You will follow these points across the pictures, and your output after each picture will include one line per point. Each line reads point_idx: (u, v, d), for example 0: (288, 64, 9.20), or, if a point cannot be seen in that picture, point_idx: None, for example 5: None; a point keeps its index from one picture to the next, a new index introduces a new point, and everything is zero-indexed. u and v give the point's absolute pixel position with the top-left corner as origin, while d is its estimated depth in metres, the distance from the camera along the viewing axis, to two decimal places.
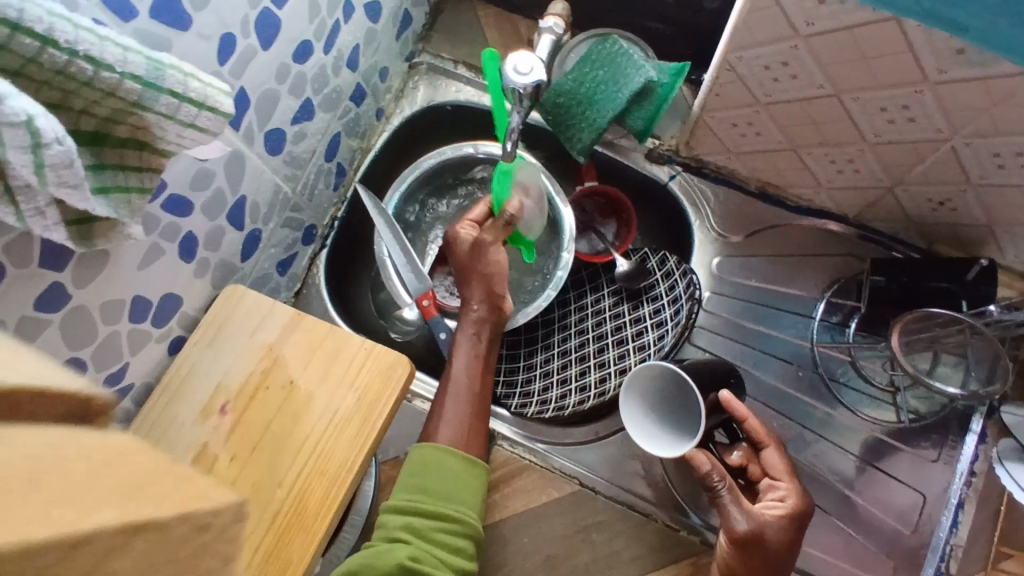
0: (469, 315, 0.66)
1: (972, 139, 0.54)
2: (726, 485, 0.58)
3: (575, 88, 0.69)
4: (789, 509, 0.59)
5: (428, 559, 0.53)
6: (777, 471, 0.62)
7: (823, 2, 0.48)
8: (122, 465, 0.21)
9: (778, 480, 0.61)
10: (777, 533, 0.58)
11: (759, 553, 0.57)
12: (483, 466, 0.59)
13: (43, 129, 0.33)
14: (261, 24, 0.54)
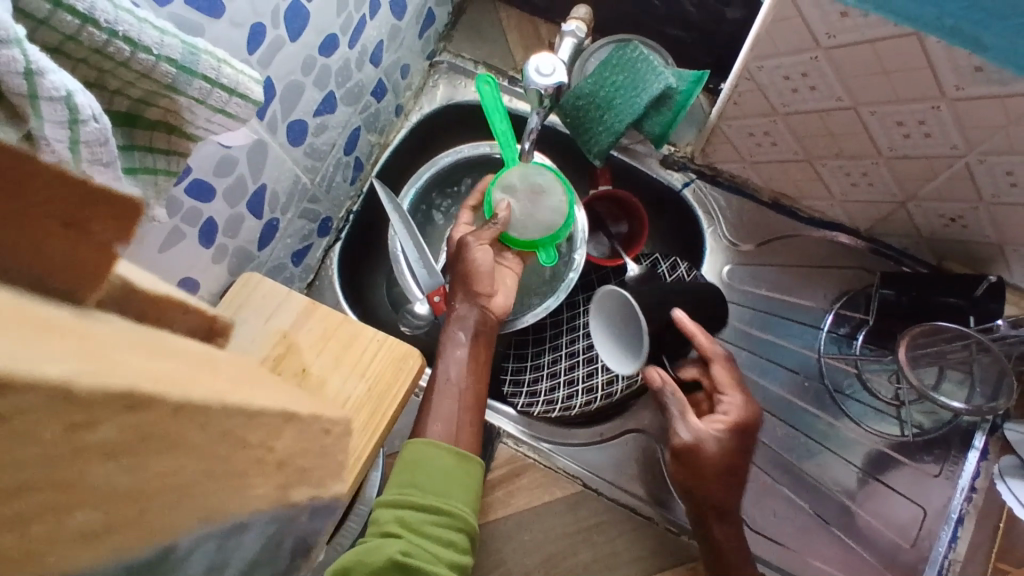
0: (456, 317, 0.66)
1: (987, 156, 0.54)
2: (676, 399, 0.61)
3: (595, 91, 0.70)
4: (731, 423, 0.62)
5: (422, 554, 0.48)
6: (720, 385, 0.64)
7: (846, 15, 0.49)
8: (175, 364, 0.21)
9: (723, 395, 0.63)
10: (720, 454, 0.61)
11: (698, 465, 0.61)
12: (477, 460, 0.54)
13: (80, 106, 0.31)
14: (291, 15, 0.55)
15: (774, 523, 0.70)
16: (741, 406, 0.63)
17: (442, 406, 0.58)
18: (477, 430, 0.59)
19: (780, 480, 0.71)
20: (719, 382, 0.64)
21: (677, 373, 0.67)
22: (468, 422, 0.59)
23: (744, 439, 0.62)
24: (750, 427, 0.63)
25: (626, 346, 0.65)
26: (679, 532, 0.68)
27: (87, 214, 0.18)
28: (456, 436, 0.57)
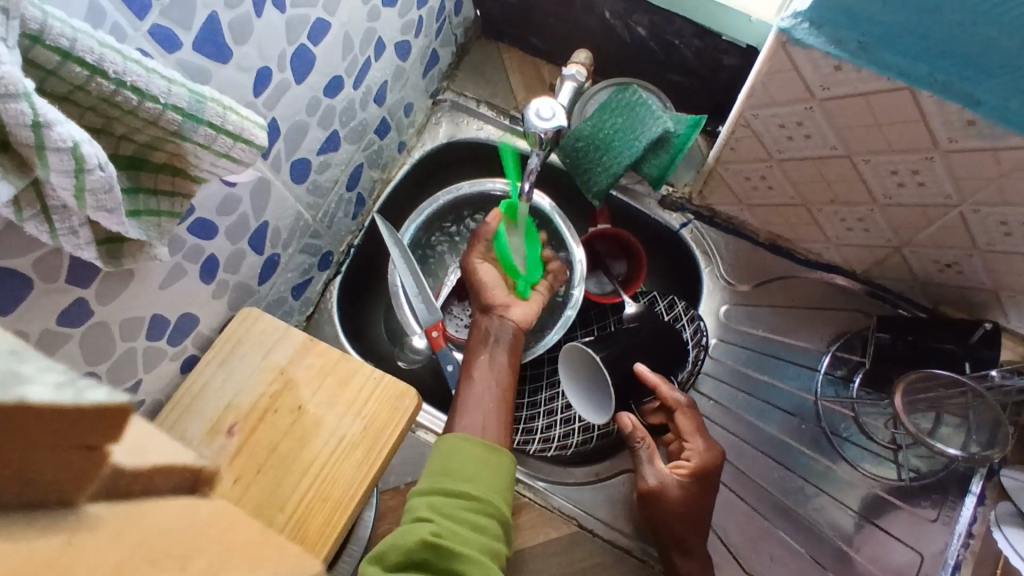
0: (480, 333, 0.68)
1: (981, 206, 0.55)
2: (646, 445, 0.64)
3: (594, 133, 0.71)
4: (693, 469, 0.63)
5: (452, 535, 0.49)
6: (682, 430, 0.65)
7: (840, 69, 0.50)
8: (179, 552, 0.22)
9: (687, 441, 0.65)
10: (682, 497, 0.63)
11: (661, 508, 0.63)
12: (507, 452, 0.56)
13: (87, 156, 0.34)
14: (297, 59, 0.56)
15: (770, 567, 0.69)
16: (704, 452, 0.64)
17: (468, 406, 0.60)
18: (503, 424, 0.60)
19: (776, 522, 0.71)
20: (680, 428, 0.65)
21: (645, 418, 0.69)
22: (495, 417, 0.60)
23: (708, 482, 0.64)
24: (714, 473, 0.64)
25: (594, 397, 0.68)
26: None
27: (91, 434, 0.17)
28: (483, 429, 0.59)
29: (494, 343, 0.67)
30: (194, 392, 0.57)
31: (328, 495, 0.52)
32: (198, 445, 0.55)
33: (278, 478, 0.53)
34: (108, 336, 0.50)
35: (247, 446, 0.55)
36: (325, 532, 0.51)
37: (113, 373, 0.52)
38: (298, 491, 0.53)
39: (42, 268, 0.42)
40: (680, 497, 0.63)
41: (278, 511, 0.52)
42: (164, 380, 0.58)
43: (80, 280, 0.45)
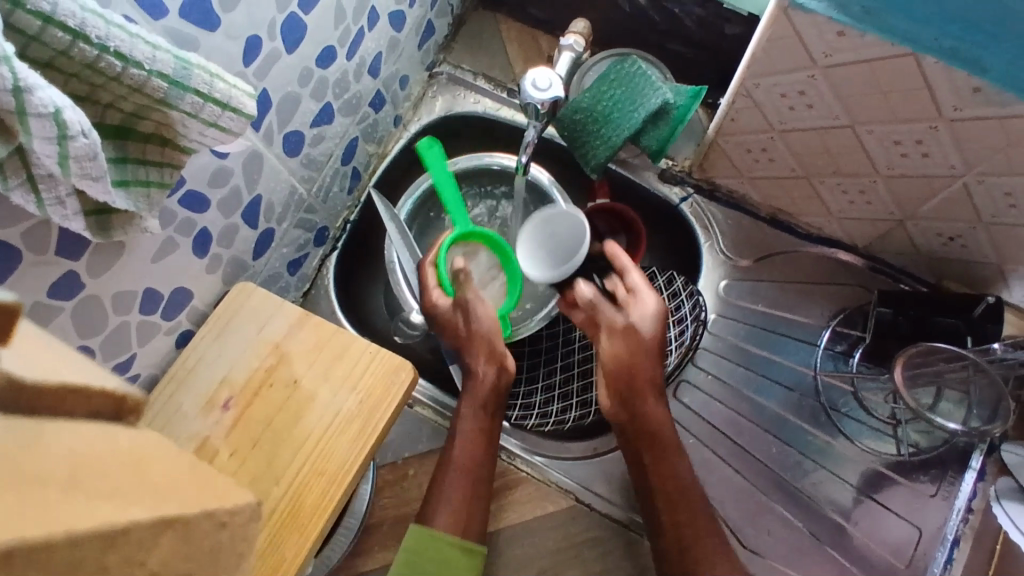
0: (471, 394, 0.65)
1: (986, 176, 0.54)
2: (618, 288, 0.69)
3: (592, 105, 0.69)
4: (657, 313, 0.66)
5: None
6: (625, 323, 0.66)
7: (843, 35, 0.49)
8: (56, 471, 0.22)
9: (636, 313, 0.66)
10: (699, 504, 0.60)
11: (640, 402, 0.64)
12: (481, 553, 0.55)
13: (70, 122, 0.33)
14: (288, 28, 0.55)
15: (769, 541, 0.69)
16: (653, 322, 0.66)
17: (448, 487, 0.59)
18: (480, 499, 0.59)
19: (775, 498, 0.71)
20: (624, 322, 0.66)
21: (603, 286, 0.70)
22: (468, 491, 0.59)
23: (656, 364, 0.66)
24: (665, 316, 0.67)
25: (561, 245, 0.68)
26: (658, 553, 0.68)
27: None
28: (466, 517, 0.58)
29: (482, 408, 0.64)
30: (189, 367, 0.57)
31: (324, 469, 0.52)
32: (194, 419, 0.55)
33: (272, 452, 0.53)
34: (100, 310, 0.50)
35: (244, 419, 0.54)
36: (321, 505, 0.51)
37: (107, 347, 0.52)
38: (293, 464, 0.52)
39: (31, 240, 0.42)
40: (650, 337, 0.66)
41: (274, 483, 0.52)
42: (160, 355, 0.58)
43: (70, 253, 0.45)
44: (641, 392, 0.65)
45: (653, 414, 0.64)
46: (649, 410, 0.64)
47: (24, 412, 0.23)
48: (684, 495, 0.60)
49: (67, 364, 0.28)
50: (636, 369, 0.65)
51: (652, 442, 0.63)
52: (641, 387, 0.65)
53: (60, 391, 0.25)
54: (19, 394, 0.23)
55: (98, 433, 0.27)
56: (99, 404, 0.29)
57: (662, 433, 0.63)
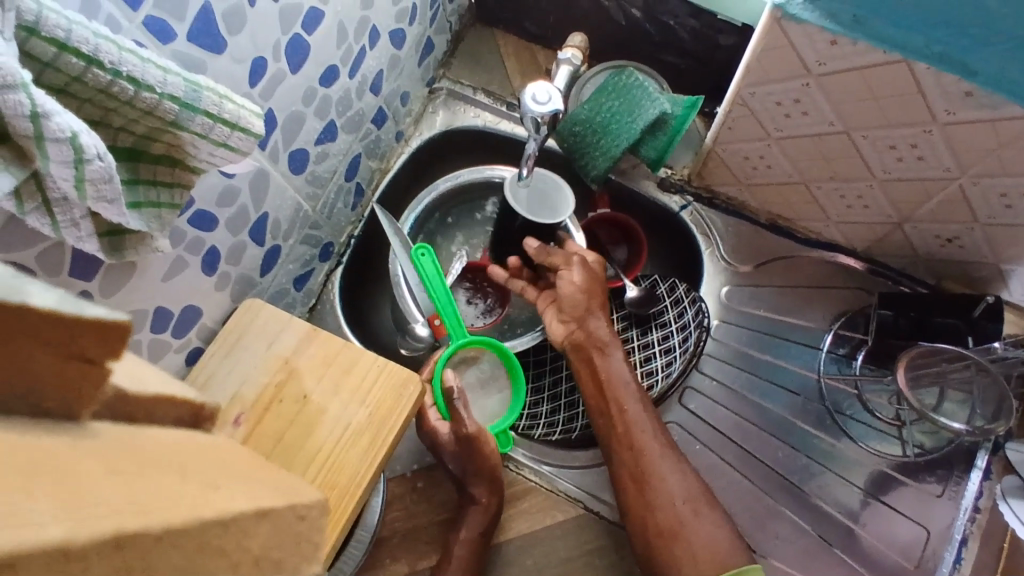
0: (467, 513, 0.64)
1: (980, 178, 0.55)
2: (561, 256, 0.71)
3: (591, 117, 0.70)
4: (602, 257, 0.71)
5: None
6: (564, 284, 0.68)
7: (836, 43, 0.50)
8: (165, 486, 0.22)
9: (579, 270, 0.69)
10: (719, 545, 0.60)
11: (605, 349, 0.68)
12: None
13: (86, 146, 0.34)
14: (292, 48, 0.56)
15: (778, 545, 0.69)
16: (592, 281, 0.69)
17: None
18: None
19: (782, 502, 0.71)
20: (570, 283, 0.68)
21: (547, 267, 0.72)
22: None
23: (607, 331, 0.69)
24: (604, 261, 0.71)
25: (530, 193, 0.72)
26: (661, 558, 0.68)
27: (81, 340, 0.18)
28: None
29: (479, 531, 0.64)
30: (199, 384, 0.58)
31: (335, 483, 0.52)
32: None
33: (284, 467, 0.54)
34: None
35: (255, 435, 0.55)
36: (333, 519, 0.51)
37: None
38: (305, 479, 0.53)
39: (45, 262, 0.42)
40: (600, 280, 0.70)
41: None
42: (171, 373, 0.59)
43: (84, 274, 0.46)
44: (635, 441, 0.65)
45: (654, 462, 0.64)
46: (654, 458, 0.64)
47: (128, 419, 0.25)
48: (699, 539, 0.61)
49: (139, 379, 0.27)
50: (633, 426, 0.65)
51: (658, 493, 0.63)
52: (637, 437, 0.65)
53: (146, 402, 0.26)
54: (122, 401, 0.24)
55: (182, 445, 0.27)
56: (167, 413, 0.29)
57: (664, 485, 0.63)
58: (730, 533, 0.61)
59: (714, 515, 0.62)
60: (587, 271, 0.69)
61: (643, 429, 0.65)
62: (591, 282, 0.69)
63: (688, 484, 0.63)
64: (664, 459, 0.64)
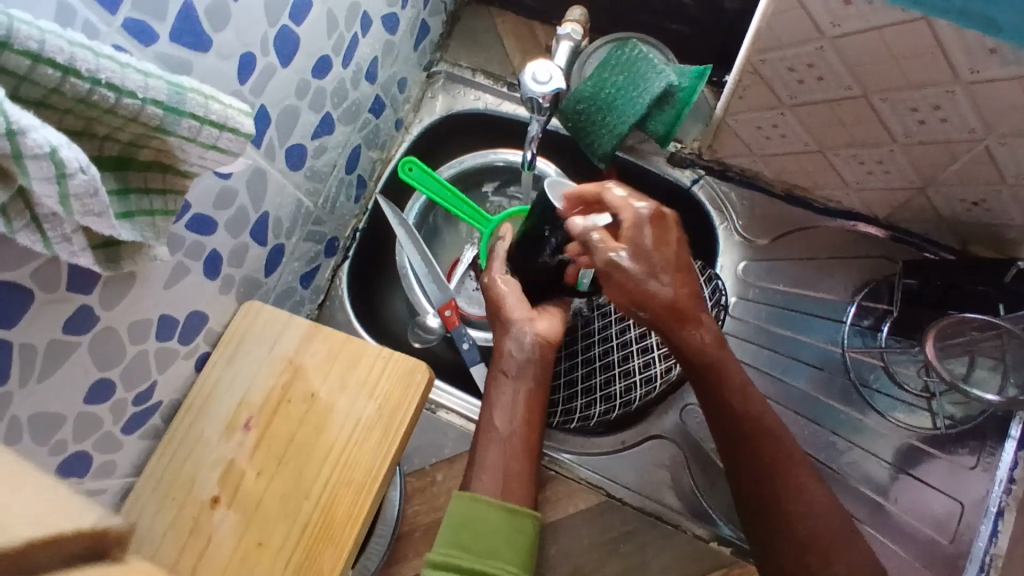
0: (503, 358, 0.64)
1: (1007, 138, 0.52)
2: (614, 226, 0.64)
3: (595, 93, 0.67)
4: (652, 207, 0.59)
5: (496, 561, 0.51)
6: (612, 293, 0.59)
7: (850, 3, 0.47)
8: None
9: (647, 228, 0.59)
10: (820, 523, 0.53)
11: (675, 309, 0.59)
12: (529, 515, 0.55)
13: (67, 160, 0.33)
14: (281, 41, 0.54)
15: None
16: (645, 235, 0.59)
17: (488, 456, 0.58)
18: (528, 479, 0.58)
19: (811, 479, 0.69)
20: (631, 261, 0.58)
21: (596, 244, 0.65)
22: (517, 471, 0.58)
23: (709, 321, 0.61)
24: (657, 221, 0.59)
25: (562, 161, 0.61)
26: (709, 539, 0.67)
27: None
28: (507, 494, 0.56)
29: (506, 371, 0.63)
30: (206, 393, 0.58)
31: (350, 479, 0.52)
32: (218, 441, 0.55)
33: (300, 466, 0.53)
34: (116, 343, 0.49)
35: (264, 440, 0.55)
36: (354, 513, 0.51)
37: (127, 378, 0.52)
38: (321, 476, 0.52)
39: (41, 278, 0.41)
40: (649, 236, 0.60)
41: (304, 499, 0.52)
42: (180, 380, 0.58)
43: (82, 287, 0.44)
44: (748, 430, 0.58)
45: (803, 487, 0.55)
46: (798, 490, 0.55)
47: None
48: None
49: None
50: (767, 428, 0.58)
51: (792, 513, 0.54)
52: (772, 447, 0.57)
53: None
54: None
55: None
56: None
57: (797, 525, 0.53)
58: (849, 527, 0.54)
59: (844, 524, 0.53)
60: (658, 236, 0.59)
61: (750, 416, 0.58)
62: (670, 260, 0.60)
63: (825, 522, 0.53)
64: (808, 496, 0.54)
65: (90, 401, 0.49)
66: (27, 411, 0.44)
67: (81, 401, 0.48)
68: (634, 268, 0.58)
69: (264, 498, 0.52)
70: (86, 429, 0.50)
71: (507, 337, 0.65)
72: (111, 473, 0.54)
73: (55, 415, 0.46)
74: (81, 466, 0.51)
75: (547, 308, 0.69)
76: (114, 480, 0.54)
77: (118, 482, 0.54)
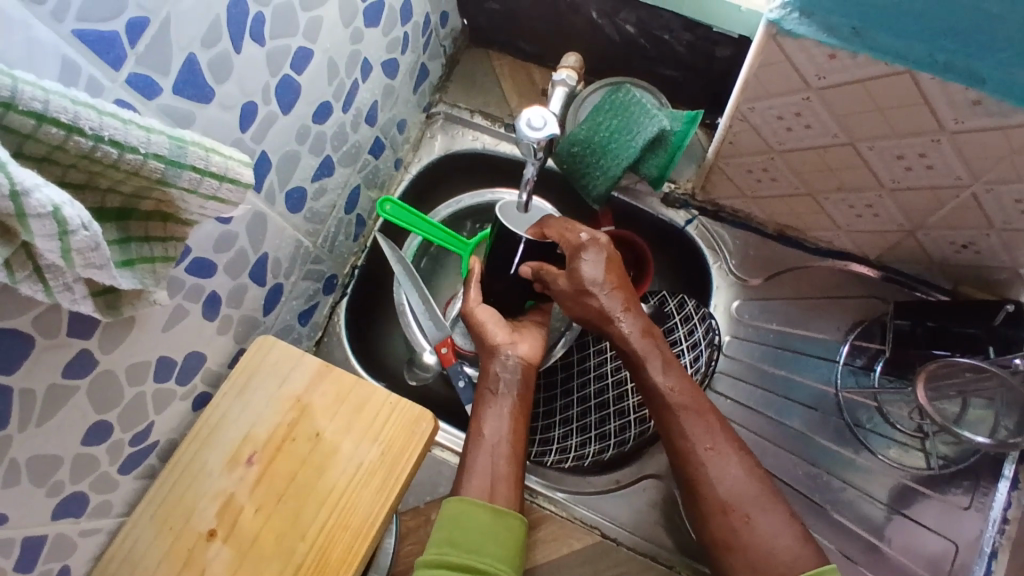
0: (487, 378, 0.65)
1: (993, 185, 0.53)
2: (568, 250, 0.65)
3: (590, 137, 0.69)
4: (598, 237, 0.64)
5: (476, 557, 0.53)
6: (571, 312, 0.65)
7: (835, 57, 0.48)
8: None
9: (581, 257, 0.63)
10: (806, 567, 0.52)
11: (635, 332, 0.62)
12: (513, 515, 0.56)
13: (69, 218, 0.34)
14: (282, 90, 0.56)
15: None
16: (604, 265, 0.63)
17: (477, 460, 0.58)
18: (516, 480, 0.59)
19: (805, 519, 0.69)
20: (568, 290, 0.63)
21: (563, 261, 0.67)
22: (505, 473, 0.58)
23: (634, 315, 0.62)
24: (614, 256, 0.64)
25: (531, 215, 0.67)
26: None
27: None
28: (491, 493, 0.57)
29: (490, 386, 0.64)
30: (212, 425, 0.58)
31: (347, 524, 0.54)
32: (219, 474, 0.56)
33: (297, 507, 0.55)
34: (114, 385, 0.50)
35: (267, 476, 0.56)
36: (346, 560, 0.53)
37: (124, 419, 0.53)
38: (317, 520, 0.54)
39: (41, 324, 0.42)
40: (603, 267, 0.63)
41: (299, 541, 0.54)
42: (177, 419, 0.59)
43: (82, 333, 0.45)
44: (674, 405, 0.59)
45: (729, 460, 0.57)
46: (719, 459, 0.57)
47: None
48: (761, 541, 0.53)
49: None
50: (690, 398, 0.59)
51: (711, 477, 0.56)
52: (696, 419, 0.58)
53: None
54: None
55: None
56: None
57: (714, 492, 0.56)
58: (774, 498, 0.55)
59: (762, 490, 0.55)
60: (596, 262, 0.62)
61: (676, 389, 0.59)
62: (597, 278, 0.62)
63: (745, 484, 0.56)
64: (736, 466, 0.56)
65: (87, 442, 0.50)
66: (25, 454, 0.44)
67: (78, 443, 0.49)
68: (574, 293, 0.63)
69: (260, 536, 0.54)
70: (83, 470, 0.50)
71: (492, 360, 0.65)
72: (106, 512, 0.54)
73: (53, 457, 0.47)
74: (77, 507, 0.51)
75: (524, 329, 0.70)
76: (108, 520, 0.54)
77: (111, 522, 0.55)
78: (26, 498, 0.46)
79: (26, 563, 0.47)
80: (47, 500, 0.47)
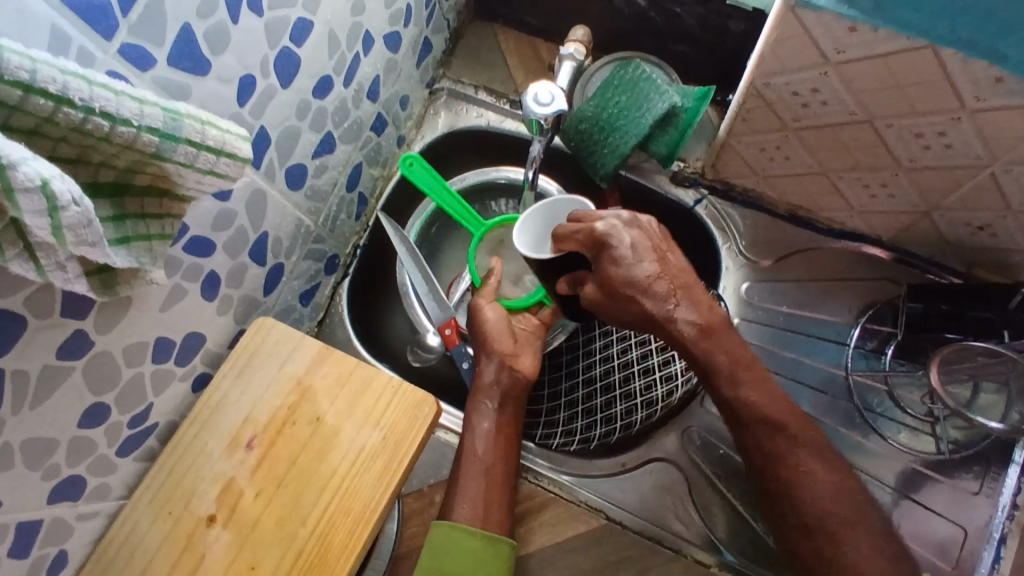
0: (483, 389, 0.64)
1: (1013, 166, 0.51)
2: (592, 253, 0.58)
3: (598, 113, 0.67)
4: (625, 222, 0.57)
5: None
6: (608, 319, 0.59)
7: (854, 30, 0.46)
8: None
9: (609, 262, 0.56)
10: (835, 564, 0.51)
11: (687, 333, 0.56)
12: (505, 540, 0.55)
13: (59, 193, 0.33)
14: (281, 63, 0.54)
15: None
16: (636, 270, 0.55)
17: (468, 479, 0.58)
18: (505, 504, 0.58)
19: None
20: (597, 298, 0.58)
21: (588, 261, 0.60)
22: (495, 492, 0.58)
23: (687, 303, 0.56)
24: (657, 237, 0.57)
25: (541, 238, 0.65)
26: (708, 564, 0.65)
27: None
28: (483, 512, 0.57)
29: (484, 394, 0.64)
30: (211, 408, 0.57)
31: (349, 509, 0.53)
32: (219, 458, 0.56)
33: (298, 491, 0.54)
34: (111, 365, 0.49)
35: (267, 460, 0.55)
36: (348, 545, 0.52)
37: (122, 401, 0.52)
38: (319, 505, 0.54)
39: (35, 305, 0.41)
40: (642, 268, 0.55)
41: (300, 526, 0.53)
42: (176, 401, 0.58)
43: (76, 313, 0.44)
44: (747, 417, 0.56)
45: (807, 475, 0.53)
46: (806, 478, 0.53)
47: None
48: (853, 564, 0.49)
49: None
50: (767, 412, 0.55)
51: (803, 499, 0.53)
52: (769, 433, 0.55)
53: None
54: None
55: None
56: None
57: (799, 509, 0.53)
58: (863, 517, 0.52)
59: (854, 503, 0.52)
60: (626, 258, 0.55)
61: (764, 403, 0.55)
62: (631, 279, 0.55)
63: (820, 492, 0.52)
64: (819, 480, 0.53)
65: (85, 424, 0.49)
66: (19, 437, 0.43)
67: (75, 425, 0.48)
68: (604, 297, 0.57)
69: (261, 520, 0.53)
70: (80, 453, 0.49)
71: (489, 367, 0.66)
72: (105, 495, 0.53)
73: (48, 440, 0.46)
74: (75, 490, 0.50)
75: (523, 341, 0.70)
76: (107, 503, 0.54)
77: (111, 504, 0.54)
78: (21, 481, 0.45)
79: (23, 546, 0.47)
80: (43, 483, 0.47)
